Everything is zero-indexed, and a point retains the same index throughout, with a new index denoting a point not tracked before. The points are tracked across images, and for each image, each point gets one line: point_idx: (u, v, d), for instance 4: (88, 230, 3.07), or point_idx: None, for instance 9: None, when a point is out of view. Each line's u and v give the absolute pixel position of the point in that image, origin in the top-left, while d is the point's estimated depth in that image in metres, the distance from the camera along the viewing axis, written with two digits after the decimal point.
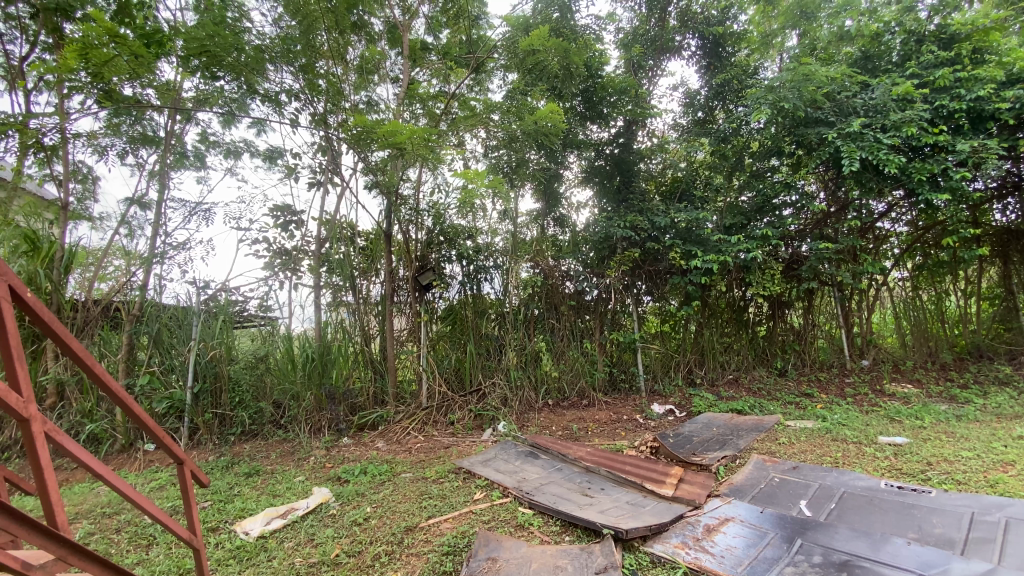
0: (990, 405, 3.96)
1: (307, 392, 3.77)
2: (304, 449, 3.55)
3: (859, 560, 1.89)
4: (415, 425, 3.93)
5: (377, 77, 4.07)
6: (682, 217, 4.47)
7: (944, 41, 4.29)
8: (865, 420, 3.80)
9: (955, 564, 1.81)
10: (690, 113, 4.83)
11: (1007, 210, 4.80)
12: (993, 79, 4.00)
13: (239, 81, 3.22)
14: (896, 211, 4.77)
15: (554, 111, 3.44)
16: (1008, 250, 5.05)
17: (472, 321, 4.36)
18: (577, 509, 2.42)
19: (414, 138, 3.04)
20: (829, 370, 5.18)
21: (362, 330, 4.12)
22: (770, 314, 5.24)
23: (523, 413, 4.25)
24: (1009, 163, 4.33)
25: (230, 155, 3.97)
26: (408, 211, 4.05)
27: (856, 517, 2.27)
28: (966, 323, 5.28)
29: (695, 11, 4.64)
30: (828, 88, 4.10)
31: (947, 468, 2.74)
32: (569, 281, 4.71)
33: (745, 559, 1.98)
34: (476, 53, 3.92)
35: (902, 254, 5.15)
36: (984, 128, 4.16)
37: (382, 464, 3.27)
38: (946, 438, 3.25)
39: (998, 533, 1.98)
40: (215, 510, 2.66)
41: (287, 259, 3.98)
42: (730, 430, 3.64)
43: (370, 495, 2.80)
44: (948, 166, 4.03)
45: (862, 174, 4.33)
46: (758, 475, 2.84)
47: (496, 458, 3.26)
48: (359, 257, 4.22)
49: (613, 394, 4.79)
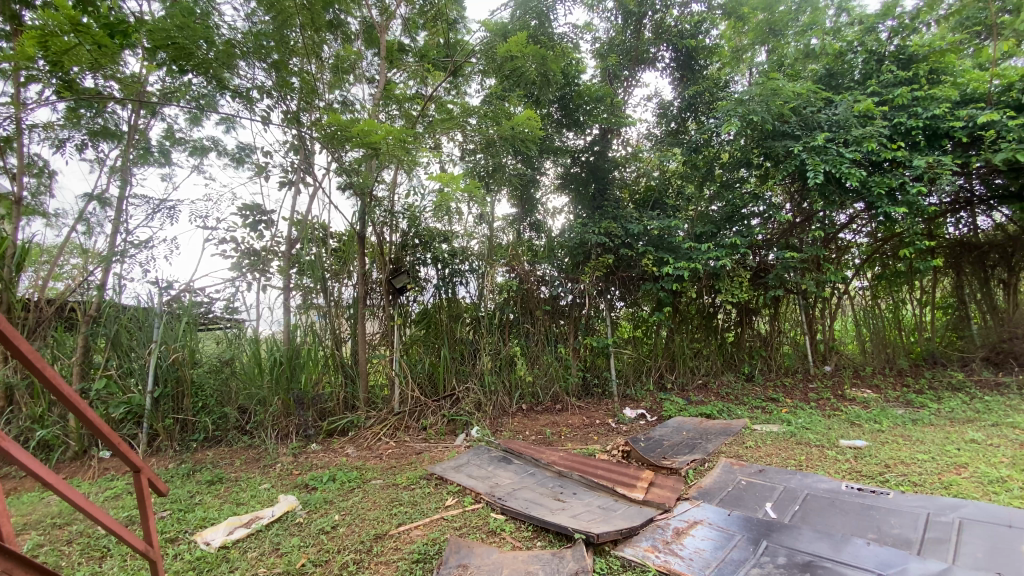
0: (943, 410, 4.14)
1: (275, 397, 3.67)
2: (270, 456, 3.46)
3: (822, 561, 1.95)
4: (386, 431, 3.88)
5: (352, 77, 3.96)
6: (655, 225, 4.55)
7: (902, 61, 4.49)
8: (828, 424, 3.93)
9: (912, 563, 1.88)
10: (663, 124, 4.98)
11: (960, 224, 5.15)
12: (948, 98, 4.21)
13: (207, 77, 3.15)
14: (858, 223, 4.93)
15: (531, 117, 3.48)
16: (961, 262, 5.36)
17: (447, 325, 4.32)
18: (548, 514, 2.42)
19: (388, 138, 3.02)
20: (793, 376, 5.33)
21: (334, 334, 4.04)
22: (738, 321, 5.34)
23: (497, 419, 4.23)
24: (961, 178, 4.55)
25: (197, 153, 3.83)
26: (383, 213, 3.98)
27: (820, 519, 2.34)
28: (921, 331, 5.53)
29: (669, 25, 4.75)
30: (794, 102, 4.26)
31: (904, 471, 2.85)
32: (545, 286, 4.72)
33: (713, 560, 2.01)
34: (455, 57, 3.88)
35: (862, 264, 5.35)
36: (939, 145, 4.38)
37: (352, 470, 3.20)
38: (903, 441, 3.39)
39: (952, 533, 2.07)
40: (174, 520, 2.55)
41: (256, 260, 3.87)
42: (699, 434, 3.72)
43: (338, 502, 2.74)
44: (906, 181, 4.20)
45: (826, 187, 4.44)
46: (726, 478, 2.90)
47: (469, 464, 3.23)
48: (331, 259, 4.14)
49: (586, 399, 4.82)
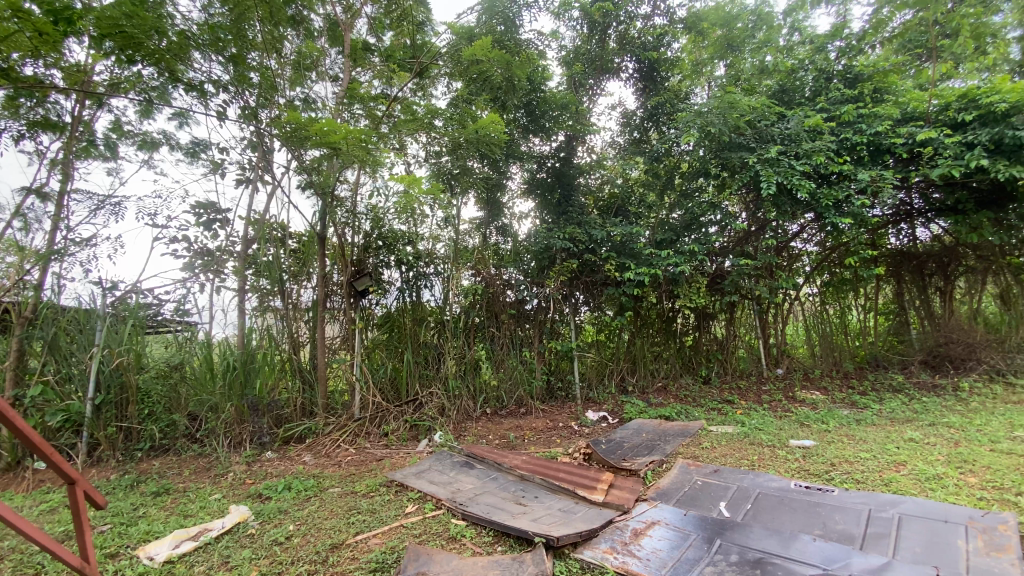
0: (884, 410, 4.38)
1: (227, 403, 3.52)
2: (221, 465, 3.32)
3: (772, 557, 2.02)
4: (346, 437, 3.78)
5: (315, 74, 3.92)
6: (619, 231, 4.64)
7: (849, 80, 4.76)
8: (779, 425, 4.08)
9: (855, 558, 1.97)
10: (626, 132, 5.09)
11: (900, 235, 5.49)
12: (890, 116, 4.47)
13: (159, 68, 3.02)
14: (808, 232, 5.14)
15: (496, 121, 3.49)
16: (901, 271, 5.71)
17: (411, 328, 4.26)
18: (510, 518, 2.41)
19: (350, 138, 2.97)
20: (748, 378, 5.53)
21: (291, 337, 3.94)
22: (696, 325, 5.50)
23: (461, 423, 4.20)
24: (902, 192, 4.84)
25: (146, 148, 3.66)
26: (344, 213, 3.94)
27: (770, 517, 2.43)
28: (865, 335, 5.84)
29: (633, 36, 4.87)
30: (749, 116, 4.44)
31: (848, 469, 3.00)
32: (511, 290, 4.73)
33: (669, 560, 2.06)
34: (421, 58, 3.86)
35: (813, 272, 5.58)
36: (881, 160, 4.63)
37: (309, 479, 3.10)
38: (847, 441, 3.56)
39: (892, 528, 2.19)
40: (115, 534, 2.40)
41: (209, 260, 3.71)
42: (658, 436, 3.79)
43: (293, 512, 2.65)
44: (851, 193, 4.42)
45: (779, 198, 4.64)
46: (683, 479, 2.97)
47: (430, 470, 3.18)
48: (290, 260, 4.03)
49: (550, 403, 4.85)
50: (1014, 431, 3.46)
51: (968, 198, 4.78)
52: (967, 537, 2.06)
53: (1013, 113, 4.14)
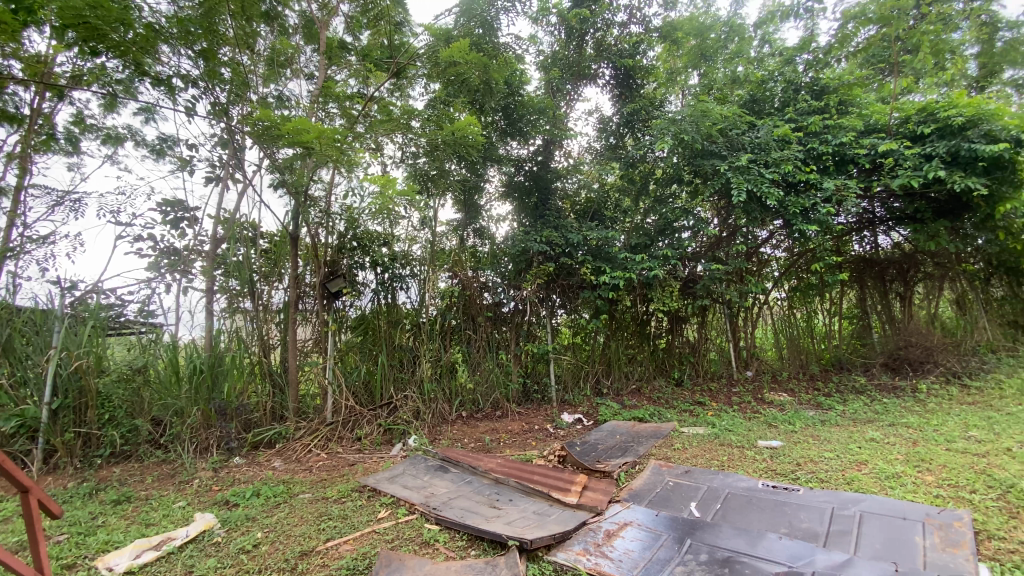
0: (847, 411, 4.53)
1: (193, 407, 3.42)
2: (187, 471, 3.22)
3: (740, 556, 2.07)
4: (317, 442, 3.72)
5: (289, 71, 3.90)
6: (595, 235, 4.69)
7: (816, 92, 4.94)
8: (748, 426, 4.18)
9: (818, 555, 2.04)
10: (603, 138, 5.14)
11: (863, 242, 5.70)
12: (853, 128, 4.67)
13: (125, 61, 2.93)
14: (776, 238, 5.30)
15: (473, 123, 3.49)
16: (864, 276, 5.94)
17: (385, 331, 4.22)
18: (484, 522, 2.41)
19: (323, 137, 2.92)
20: (719, 380, 5.65)
21: (261, 339, 3.86)
22: (669, 328, 5.59)
23: (436, 426, 4.17)
24: (865, 201, 5.04)
25: (111, 142, 3.53)
26: (318, 214, 3.83)
27: (738, 516, 2.49)
28: (830, 338, 6.03)
29: (609, 43, 4.94)
30: (721, 124, 4.55)
31: (812, 468, 3.09)
32: (488, 292, 4.73)
33: (641, 560, 2.08)
34: (397, 58, 3.72)
35: (781, 277, 5.74)
36: (846, 170, 4.79)
37: (278, 485, 3.03)
38: (812, 441, 3.67)
39: (854, 526, 2.26)
40: (72, 544, 2.31)
41: (176, 259, 3.61)
42: (632, 437, 3.84)
43: (261, 519, 2.59)
44: (817, 202, 4.56)
45: (750, 205, 4.77)
46: (655, 480, 3.01)
47: (404, 474, 3.15)
48: (260, 260, 3.94)
49: (525, 405, 4.87)
50: (967, 431, 3.63)
51: (926, 207, 5.00)
52: (924, 533, 2.14)
53: (969, 127, 4.35)
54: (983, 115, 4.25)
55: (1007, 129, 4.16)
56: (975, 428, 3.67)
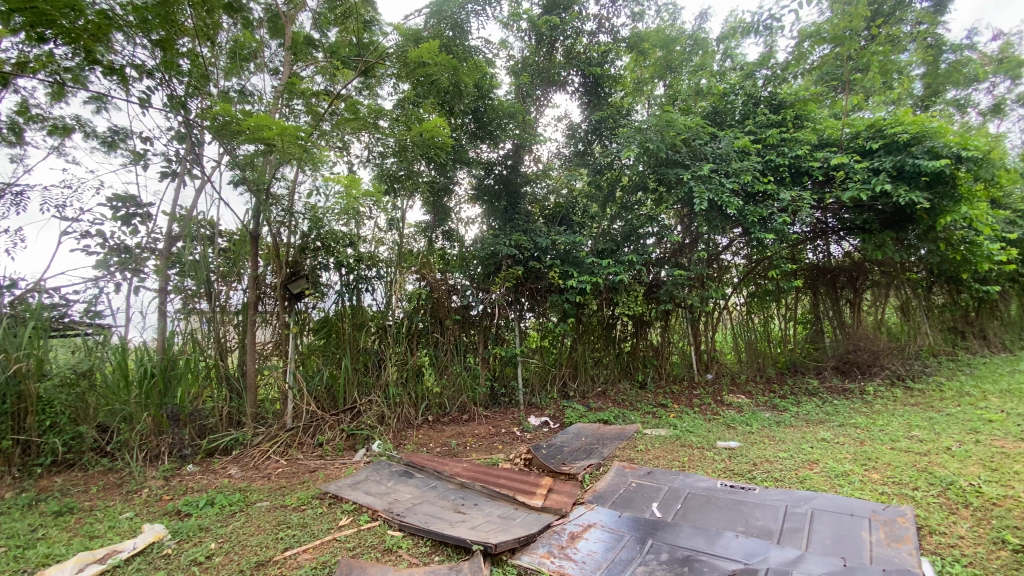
0: (801, 412, 4.73)
1: (144, 413, 3.26)
2: (135, 481, 3.06)
3: (699, 555, 2.13)
4: (277, 449, 3.60)
5: (253, 66, 3.75)
6: (563, 240, 4.74)
7: (774, 106, 5.16)
8: (708, 428, 4.31)
9: (772, 551, 2.12)
10: (571, 144, 5.21)
11: (817, 250, 5.95)
12: (808, 141, 4.92)
13: (74, 48, 2.79)
14: (736, 246, 5.49)
15: (441, 125, 3.47)
16: (816, 284, 6.21)
17: (350, 334, 4.14)
18: (448, 527, 2.39)
19: (286, 134, 2.85)
20: (680, 383, 5.80)
21: (218, 342, 3.73)
22: (634, 332, 5.70)
23: (401, 431, 4.12)
24: (818, 212, 5.29)
25: (57, 133, 3.35)
26: (280, 212, 3.77)
27: (698, 516, 2.55)
28: (786, 342, 6.28)
29: (579, 51, 5.02)
30: (685, 134, 4.69)
31: (767, 468, 3.21)
32: (456, 295, 4.68)
33: (604, 562, 2.11)
34: (366, 56, 3.72)
35: (740, 283, 5.93)
36: (801, 182, 5.02)
37: (234, 493, 2.92)
38: (767, 442, 3.82)
39: (805, 523, 2.36)
40: (7, 559, 2.16)
41: (126, 257, 3.44)
42: (597, 439, 3.89)
43: (215, 529, 2.49)
44: (774, 211, 4.76)
45: (711, 213, 4.93)
46: (618, 481, 3.06)
47: (367, 480, 3.09)
48: (218, 260, 3.80)
49: (493, 408, 4.87)
50: (910, 431, 3.84)
51: (874, 219, 5.29)
52: (870, 529, 2.26)
53: (913, 144, 4.62)
54: (926, 133, 4.53)
55: (948, 147, 4.44)
56: (916, 428, 3.90)
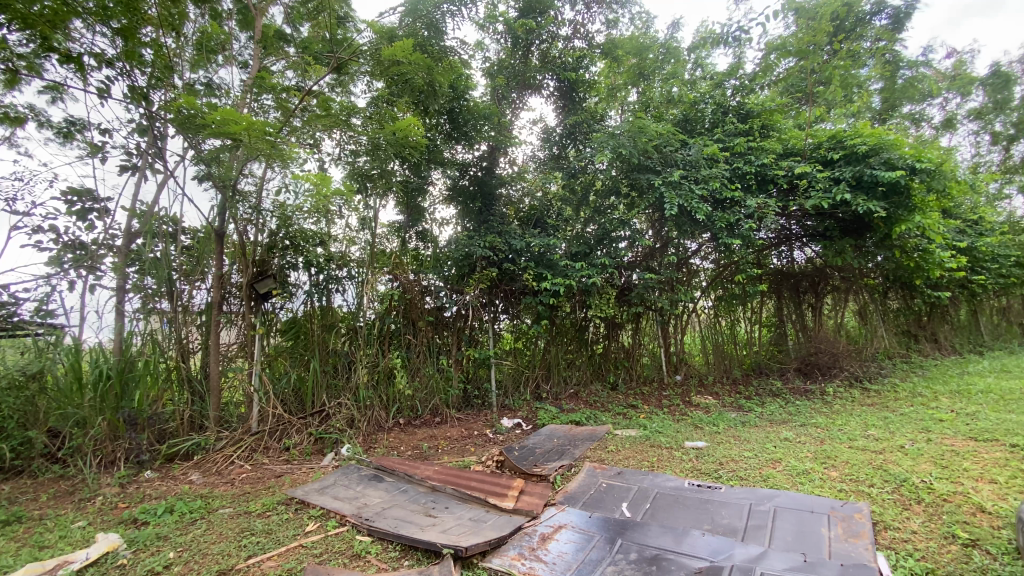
0: (765, 413, 4.88)
1: (98, 417, 3.11)
2: (88, 488, 2.92)
3: (666, 553, 2.17)
4: (241, 453, 3.50)
5: (221, 58, 3.66)
6: (537, 242, 4.75)
7: (742, 115, 5.31)
8: (676, 428, 4.40)
9: (737, 549, 2.17)
10: (546, 148, 5.26)
11: (782, 256, 6.15)
12: (773, 150, 5.10)
13: (29, 34, 2.66)
14: (704, 251, 5.63)
15: (415, 124, 3.45)
16: (780, 287, 6.43)
17: (319, 335, 4.05)
18: (418, 531, 2.36)
19: (253, 129, 2.78)
20: (650, 384, 5.90)
21: (179, 343, 3.61)
22: (606, 334, 5.77)
23: (372, 434, 4.06)
24: (783, 219, 5.48)
25: (8, 122, 3.17)
26: (247, 209, 3.66)
27: (666, 515, 2.60)
28: (751, 345, 6.47)
29: (554, 56, 5.06)
30: (656, 141, 4.79)
31: (733, 467, 3.30)
32: (430, 296, 4.66)
33: (574, 562, 2.13)
34: (339, 53, 3.59)
35: (708, 286, 6.07)
36: (767, 189, 5.19)
37: (195, 500, 2.82)
38: (733, 441, 3.92)
39: (768, 520, 2.44)
40: None
41: (81, 254, 3.29)
42: (569, 441, 3.92)
43: (175, 537, 2.40)
44: (741, 218, 4.90)
45: (681, 219, 5.05)
46: (589, 482, 3.09)
47: (335, 484, 3.03)
48: (181, 258, 3.67)
49: (465, 410, 4.85)
50: (866, 430, 4.01)
51: (835, 226, 5.51)
52: (829, 525, 2.34)
53: (871, 155, 4.83)
54: (883, 145, 4.75)
55: (903, 159, 4.66)
56: (872, 427, 4.07)
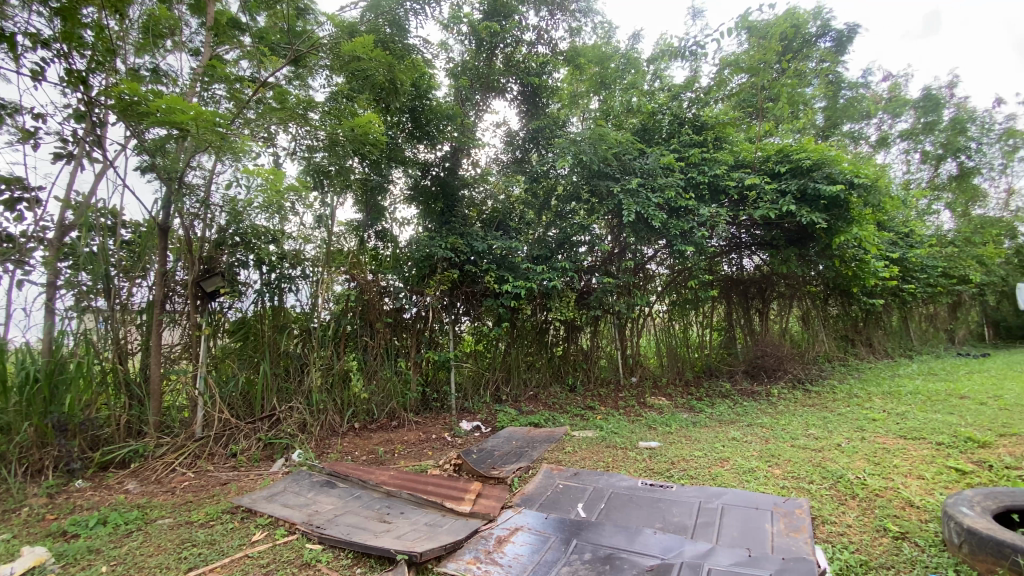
0: (714, 413, 5.08)
1: (24, 423, 2.88)
2: (11, 499, 2.70)
3: (619, 552, 2.22)
4: (184, 460, 3.33)
5: (170, 43, 3.47)
6: (499, 245, 4.75)
7: (697, 127, 5.51)
8: (632, 429, 4.51)
9: (686, 546, 2.25)
10: (509, 151, 5.26)
11: (732, 262, 6.44)
12: (726, 162, 5.32)
13: None
14: (660, 257, 5.80)
15: (375, 121, 3.41)
16: (730, 292, 6.71)
17: (270, 337, 3.92)
18: (372, 537, 2.31)
19: (202, 120, 2.66)
20: (607, 386, 6.01)
21: (117, 344, 3.38)
22: (565, 337, 5.85)
23: (325, 439, 3.94)
24: (734, 227, 5.74)
25: None
26: (195, 203, 3.54)
27: (620, 514, 2.66)
28: (703, 348, 6.71)
29: (518, 60, 5.11)
30: (615, 149, 4.92)
31: (684, 466, 3.41)
32: (388, 297, 4.58)
33: (530, 564, 2.14)
34: (297, 45, 3.50)
35: (664, 291, 6.25)
36: (718, 199, 5.42)
37: (131, 510, 2.65)
38: (684, 441, 4.05)
39: (716, 517, 2.54)
40: None
41: (8, 248, 3.00)
42: (527, 443, 3.94)
43: (108, 550, 2.25)
44: (694, 226, 5.09)
45: (638, 225, 5.19)
46: (546, 483, 3.12)
47: (285, 491, 2.93)
48: (120, 254, 3.47)
49: (423, 413, 4.78)
50: (807, 429, 4.24)
51: (781, 236, 5.82)
52: (772, 520, 2.46)
53: (815, 169, 5.13)
54: (826, 160, 5.05)
55: (843, 174, 4.97)
56: (813, 427, 4.31)
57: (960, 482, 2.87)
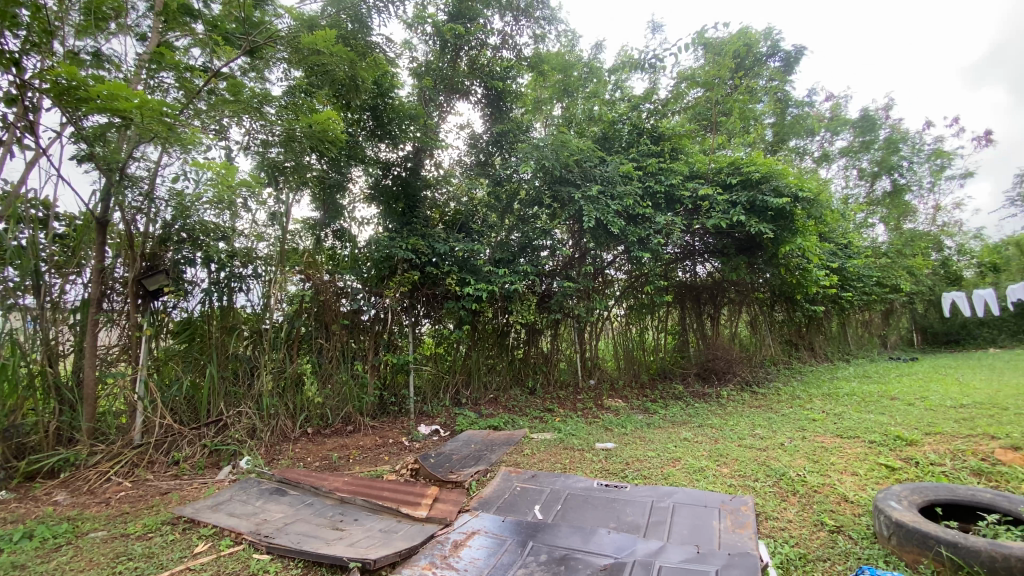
0: (668, 415, 5.24)
1: None
2: None
3: (574, 553, 2.25)
4: (120, 469, 3.14)
5: (114, 27, 3.28)
6: (461, 247, 4.73)
7: (655, 137, 5.70)
8: (589, 430, 4.59)
9: (639, 544, 2.31)
10: (472, 154, 5.29)
11: (687, 269, 6.67)
12: (681, 172, 5.51)
13: None
14: (619, 263, 5.94)
15: (334, 117, 3.35)
16: (683, 297, 6.96)
17: (217, 338, 3.76)
18: (324, 545, 2.25)
19: (147, 108, 2.56)
20: (566, 388, 6.09)
21: (46, 345, 3.16)
22: (526, 340, 5.88)
23: (276, 445, 3.79)
24: (688, 235, 5.96)
25: None
26: (138, 196, 3.34)
27: (575, 515, 2.70)
28: (658, 351, 6.91)
29: (482, 63, 5.14)
30: (577, 156, 5.01)
31: (638, 467, 3.50)
32: (345, 299, 4.45)
33: (485, 567, 2.14)
34: (253, 35, 3.31)
35: (622, 295, 6.40)
36: (674, 208, 5.61)
37: (60, 523, 2.48)
38: (639, 442, 4.17)
39: (668, 516, 2.62)
40: None
41: None
42: (486, 446, 3.94)
43: (32, 566, 2.09)
44: (651, 232, 5.25)
45: (597, 231, 5.31)
46: (504, 486, 3.12)
47: (232, 500, 2.81)
48: (52, 248, 3.24)
49: (381, 417, 4.69)
50: (754, 429, 4.45)
51: (731, 245, 6.08)
52: (720, 517, 2.57)
53: (763, 182, 5.38)
54: (773, 173, 5.29)
55: (789, 187, 5.25)
56: (759, 427, 4.53)
57: (889, 478, 3.08)
